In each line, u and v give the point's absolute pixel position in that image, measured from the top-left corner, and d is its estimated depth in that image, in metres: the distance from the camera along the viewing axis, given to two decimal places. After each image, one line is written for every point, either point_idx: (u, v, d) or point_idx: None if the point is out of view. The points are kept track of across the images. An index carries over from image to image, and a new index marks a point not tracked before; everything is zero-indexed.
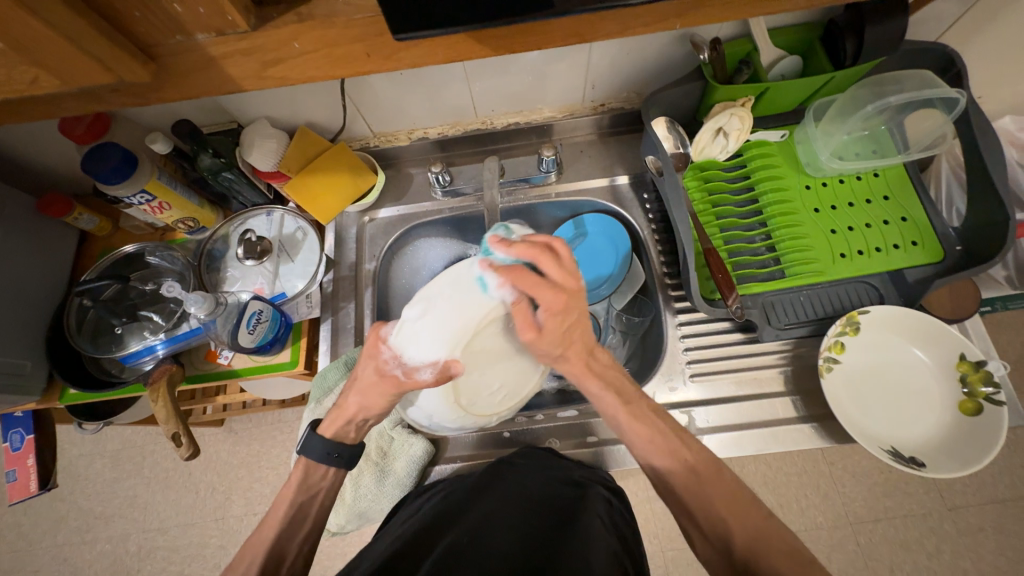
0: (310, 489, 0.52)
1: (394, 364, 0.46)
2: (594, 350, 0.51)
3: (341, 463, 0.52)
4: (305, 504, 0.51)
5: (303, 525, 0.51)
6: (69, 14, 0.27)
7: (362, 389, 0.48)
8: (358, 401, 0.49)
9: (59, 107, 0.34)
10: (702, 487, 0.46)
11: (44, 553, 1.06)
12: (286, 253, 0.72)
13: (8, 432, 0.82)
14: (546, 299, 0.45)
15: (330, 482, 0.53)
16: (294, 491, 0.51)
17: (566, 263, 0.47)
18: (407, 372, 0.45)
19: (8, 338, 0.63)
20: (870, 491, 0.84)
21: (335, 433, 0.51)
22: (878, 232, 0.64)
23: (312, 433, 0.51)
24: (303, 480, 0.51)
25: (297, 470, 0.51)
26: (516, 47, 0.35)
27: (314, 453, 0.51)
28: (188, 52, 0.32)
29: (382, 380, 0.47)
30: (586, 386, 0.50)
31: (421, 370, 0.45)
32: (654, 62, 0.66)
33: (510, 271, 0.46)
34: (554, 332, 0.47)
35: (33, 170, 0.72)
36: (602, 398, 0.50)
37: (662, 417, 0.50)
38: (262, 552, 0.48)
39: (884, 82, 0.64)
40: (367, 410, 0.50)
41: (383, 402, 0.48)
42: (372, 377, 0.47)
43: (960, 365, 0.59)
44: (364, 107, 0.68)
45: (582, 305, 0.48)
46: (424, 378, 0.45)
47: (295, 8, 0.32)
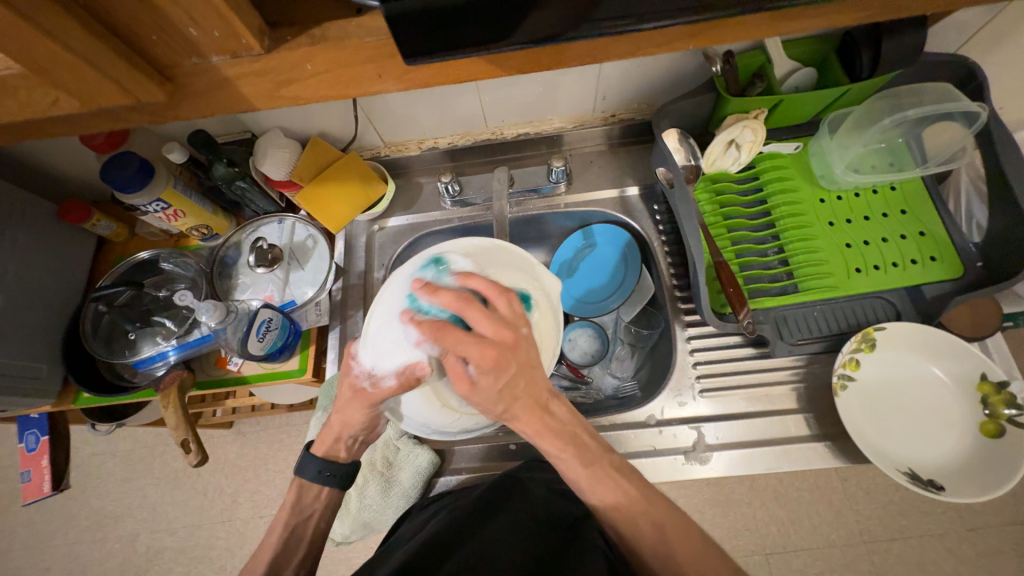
0: (303, 511, 0.53)
1: (364, 377, 0.49)
2: (549, 404, 0.46)
3: (335, 482, 0.53)
4: (299, 526, 0.52)
5: (298, 548, 0.52)
6: (90, 39, 0.27)
7: (340, 407, 0.51)
8: (340, 419, 0.51)
9: (78, 125, 0.34)
10: (668, 545, 0.43)
11: (56, 549, 1.08)
12: (296, 261, 0.73)
13: (24, 433, 0.83)
14: (474, 354, 0.41)
15: (325, 503, 0.54)
16: (288, 513, 0.52)
17: (496, 314, 0.43)
18: (375, 382, 0.48)
19: (26, 342, 0.64)
20: (885, 509, 0.81)
21: (325, 453, 0.53)
22: (895, 247, 0.63)
23: (306, 452, 0.53)
24: (295, 503, 0.52)
25: (291, 493, 0.53)
26: (527, 67, 0.35)
27: (306, 474, 0.52)
28: (204, 73, 0.32)
29: (355, 395, 0.50)
30: (544, 445, 0.45)
31: (386, 377, 0.48)
32: (665, 74, 0.66)
33: (432, 325, 0.43)
34: (488, 393, 0.42)
35: (54, 177, 0.74)
36: (561, 457, 0.46)
37: (629, 475, 0.47)
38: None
39: (902, 95, 0.63)
40: (349, 427, 0.51)
41: (361, 417, 0.50)
42: (347, 395, 0.50)
43: (982, 386, 0.57)
44: (375, 117, 0.69)
45: (523, 358, 0.43)
46: (389, 385, 0.47)
47: (308, 31, 0.32)
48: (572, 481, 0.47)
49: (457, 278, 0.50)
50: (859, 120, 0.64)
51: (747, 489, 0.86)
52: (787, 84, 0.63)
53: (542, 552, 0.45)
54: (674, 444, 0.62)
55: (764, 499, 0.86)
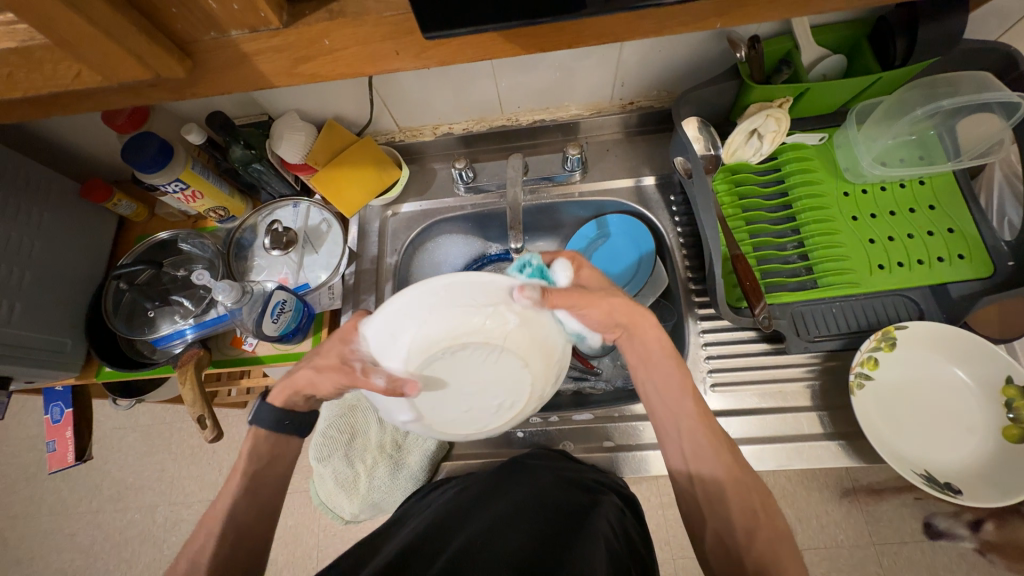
0: (261, 460, 0.51)
1: (354, 355, 0.43)
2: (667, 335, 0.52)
3: (294, 430, 0.54)
4: (260, 477, 0.50)
5: (259, 499, 0.50)
6: (109, 10, 0.27)
7: (320, 364, 0.47)
8: (309, 375, 0.49)
9: (98, 99, 0.35)
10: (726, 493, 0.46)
11: (80, 517, 1.12)
12: (310, 245, 0.74)
13: (49, 405, 0.86)
14: (591, 275, 0.50)
15: (282, 453, 0.53)
16: (245, 462, 0.50)
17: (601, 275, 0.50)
18: (365, 371, 0.41)
19: (50, 317, 0.66)
20: (896, 510, 0.80)
21: (284, 403, 0.52)
22: (922, 243, 0.60)
23: (263, 402, 0.53)
24: (252, 451, 0.51)
25: (246, 442, 0.52)
26: (548, 46, 0.34)
27: (264, 422, 0.52)
28: (223, 48, 0.32)
29: (339, 367, 0.44)
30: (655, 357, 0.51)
31: (376, 373, 0.40)
32: (686, 60, 0.64)
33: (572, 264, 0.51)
34: (601, 303, 0.46)
35: (78, 156, 0.75)
36: (676, 380, 0.50)
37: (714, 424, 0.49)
38: (218, 528, 0.47)
39: (937, 84, 0.60)
40: (314, 388, 0.50)
41: (333, 387, 0.47)
42: (334, 362, 0.45)
43: (1006, 389, 0.55)
44: (391, 101, 0.69)
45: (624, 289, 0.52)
46: (379, 383, 0.40)
47: (326, 6, 0.32)
48: (679, 409, 0.49)
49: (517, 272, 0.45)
50: (889, 111, 0.62)
51: None
52: (814, 72, 0.60)
53: (544, 536, 0.45)
54: None
55: (773, 496, 0.85)
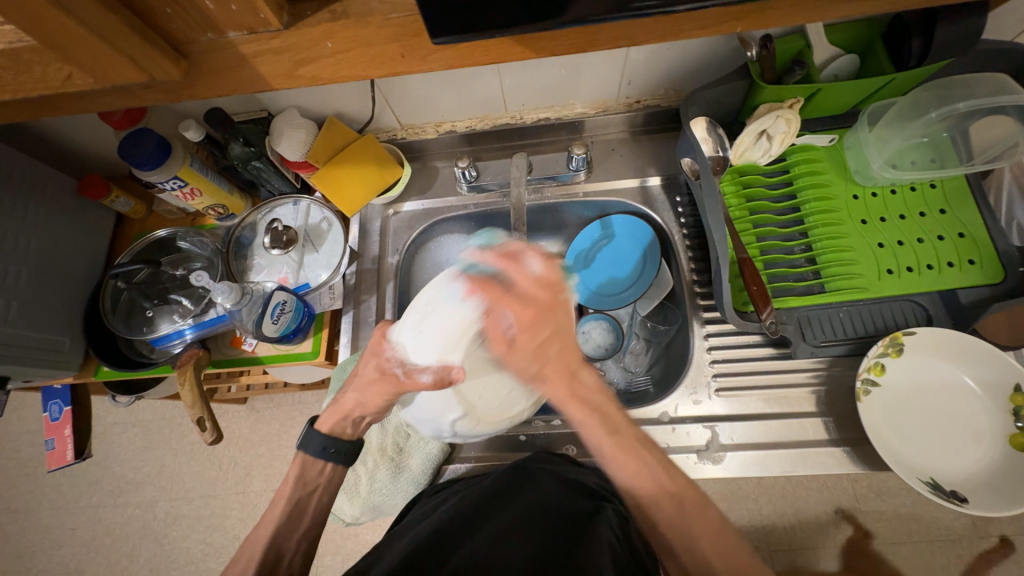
0: (307, 486, 0.53)
1: (395, 362, 0.48)
2: (580, 370, 0.46)
3: (339, 459, 0.53)
4: (303, 501, 0.52)
5: (302, 521, 0.52)
6: (101, 11, 0.26)
7: (360, 386, 0.50)
8: (356, 398, 0.51)
9: (91, 101, 0.33)
10: (686, 525, 0.43)
11: (80, 512, 1.12)
12: (311, 243, 0.73)
13: (47, 402, 0.86)
14: (512, 313, 0.44)
15: (327, 480, 0.54)
16: (291, 488, 0.52)
17: (539, 275, 0.46)
18: (408, 372, 0.47)
19: (47, 316, 0.65)
20: (894, 512, 0.80)
21: (330, 429, 0.53)
22: (931, 248, 0.60)
23: (312, 428, 0.53)
24: (300, 477, 0.53)
25: (295, 468, 0.53)
26: (557, 49, 0.33)
27: (311, 449, 0.53)
28: (220, 49, 0.31)
29: (382, 377, 0.48)
30: (569, 412, 0.45)
31: (422, 372, 0.46)
32: (696, 59, 0.62)
33: (481, 284, 0.46)
34: (524, 354, 0.44)
35: (74, 152, 0.74)
36: (586, 425, 0.45)
37: (652, 451, 0.45)
38: (260, 549, 0.49)
39: (952, 85, 0.59)
40: (362, 407, 0.51)
41: (379, 401, 0.50)
42: (373, 375, 0.49)
43: (1014, 397, 0.55)
44: (393, 98, 0.67)
45: (558, 324, 0.44)
46: (424, 380, 0.46)
47: (328, 6, 0.31)
48: (594, 447, 0.46)
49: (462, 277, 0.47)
50: (901, 112, 0.60)
51: (755, 487, 0.86)
52: (826, 72, 0.59)
53: (545, 545, 0.45)
54: (687, 442, 0.61)
55: (772, 497, 0.85)
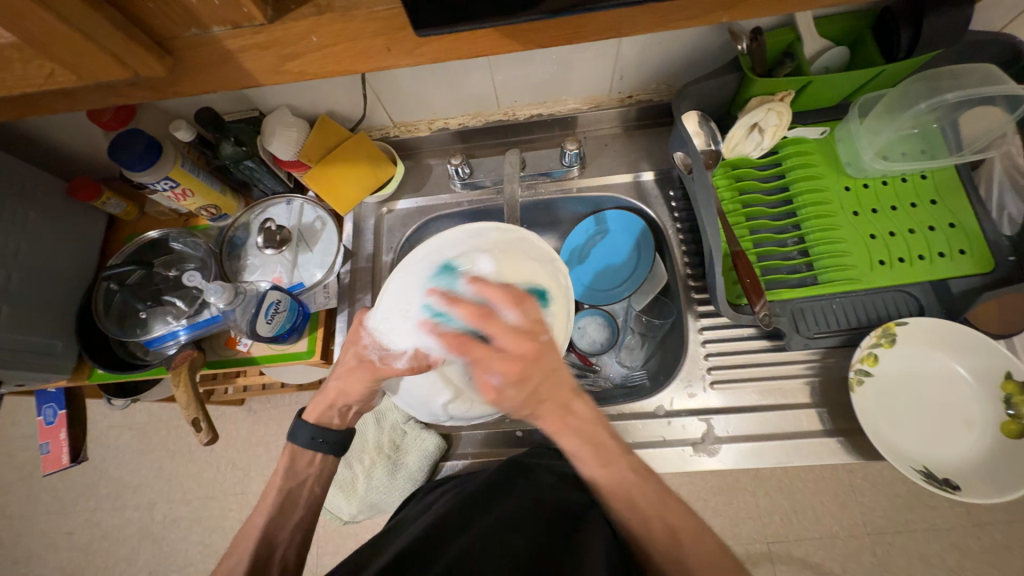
0: (297, 477, 0.53)
1: (372, 349, 0.49)
2: (573, 403, 0.44)
3: (327, 449, 0.53)
4: (294, 491, 0.52)
5: (294, 513, 0.52)
6: (83, 7, 0.26)
7: (341, 374, 0.51)
8: (338, 386, 0.51)
9: (76, 100, 0.33)
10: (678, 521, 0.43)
11: (77, 516, 1.12)
12: (305, 243, 0.73)
13: (42, 406, 0.85)
14: (498, 368, 0.41)
15: (318, 470, 0.54)
16: (281, 479, 0.52)
17: (519, 323, 0.42)
18: (384, 358, 0.48)
19: (39, 319, 0.65)
20: (891, 502, 0.80)
21: (317, 419, 0.53)
22: (923, 238, 0.60)
23: (298, 420, 0.53)
24: (290, 467, 0.53)
25: (284, 458, 0.53)
26: (544, 42, 0.33)
27: (299, 439, 0.52)
28: (205, 45, 0.31)
29: (360, 365, 0.50)
30: (563, 444, 0.45)
31: (398, 357, 0.48)
32: (687, 53, 0.63)
33: (455, 339, 0.44)
34: (513, 395, 0.42)
35: (64, 153, 0.74)
36: (581, 458, 0.45)
37: (643, 472, 0.45)
38: (253, 541, 0.49)
39: (942, 76, 0.59)
40: (346, 396, 0.51)
41: (362, 388, 0.50)
42: (351, 363, 0.50)
43: (1005, 385, 0.55)
44: (384, 95, 0.67)
45: (547, 369, 0.42)
46: (400, 365, 0.48)
47: (314, 0, 0.30)
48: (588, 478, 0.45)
49: (431, 326, 0.46)
50: (891, 104, 0.61)
51: (752, 479, 0.86)
52: (817, 65, 0.59)
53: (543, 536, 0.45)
54: (683, 436, 0.61)
55: (769, 489, 0.86)
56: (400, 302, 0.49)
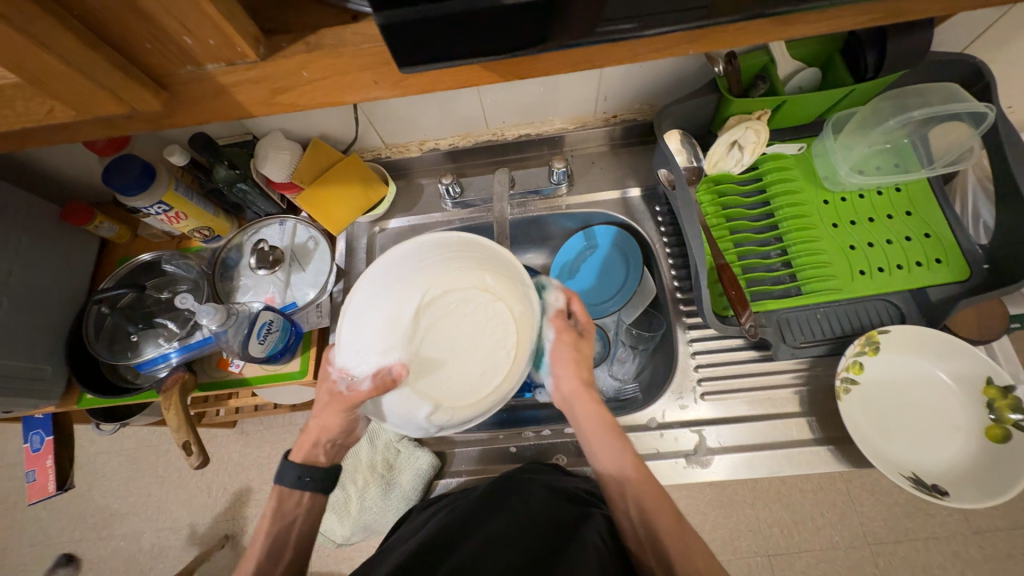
0: (285, 517, 0.52)
1: (341, 380, 0.50)
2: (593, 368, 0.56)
3: (315, 487, 0.53)
4: (283, 533, 0.51)
5: (283, 553, 0.51)
6: (82, 48, 0.27)
7: (318, 411, 0.52)
8: (318, 423, 0.52)
9: (72, 132, 0.34)
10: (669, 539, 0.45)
11: (63, 547, 1.09)
12: (297, 263, 0.73)
13: (28, 434, 0.84)
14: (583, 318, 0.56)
15: (306, 508, 0.53)
16: (268, 522, 0.51)
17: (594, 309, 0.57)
18: (352, 386, 0.49)
19: (30, 345, 0.65)
20: (889, 511, 0.80)
21: (305, 458, 0.53)
22: (900, 249, 0.62)
23: (284, 461, 0.53)
24: (277, 509, 0.52)
25: (272, 500, 0.52)
26: (525, 73, 0.35)
27: (285, 481, 0.52)
28: (200, 81, 0.32)
29: (332, 399, 0.51)
30: (584, 402, 0.54)
31: (362, 381, 0.48)
32: (667, 75, 0.65)
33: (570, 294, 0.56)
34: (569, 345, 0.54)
35: (57, 179, 0.74)
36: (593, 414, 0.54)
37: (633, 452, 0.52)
38: None
39: (907, 94, 0.62)
40: (327, 431, 0.52)
41: (338, 421, 0.51)
42: (325, 398, 0.51)
43: (987, 390, 0.56)
44: (376, 119, 0.69)
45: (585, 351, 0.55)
46: (364, 388, 0.48)
47: (304, 38, 0.32)
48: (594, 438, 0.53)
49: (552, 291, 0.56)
50: (863, 121, 0.63)
51: (750, 491, 0.86)
52: (791, 85, 0.62)
53: (535, 551, 0.45)
54: (676, 448, 0.62)
55: (768, 500, 0.85)
56: (365, 314, 0.52)
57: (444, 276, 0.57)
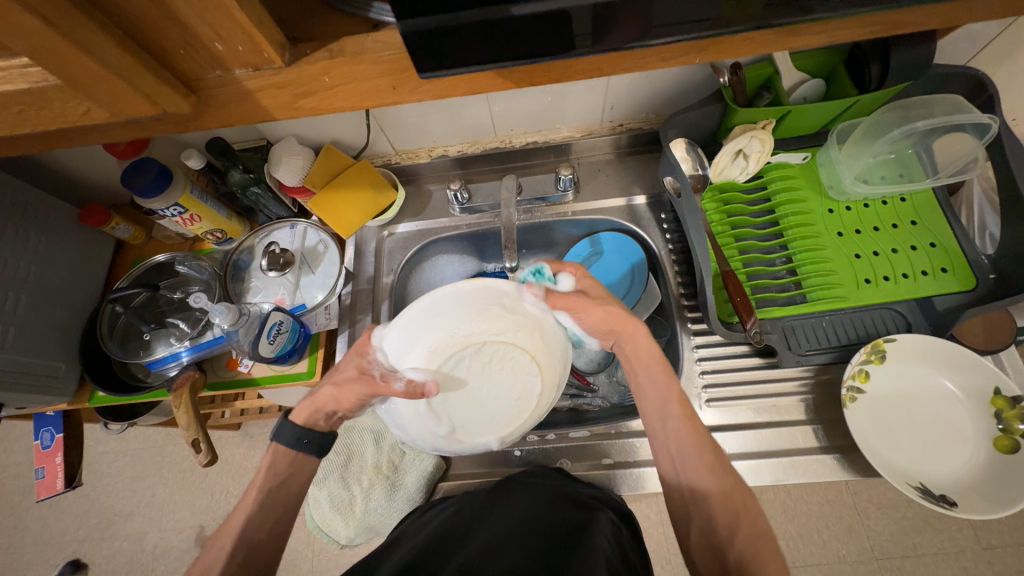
0: (278, 476, 0.52)
1: (378, 366, 0.49)
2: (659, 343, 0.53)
3: (312, 450, 0.53)
4: (276, 492, 0.51)
5: (272, 515, 0.50)
6: (120, 53, 0.29)
7: (337, 382, 0.52)
8: (331, 392, 0.52)
9: (102, 133, 0.36)
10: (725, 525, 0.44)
11: (66, 546, 1.09)
12: (307, 265, 0.75)
13: (39, 431, 0.85)
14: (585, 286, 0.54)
15: (298, 471, 0.53)
16: (262, 478, 0.51)
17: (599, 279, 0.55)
18: (385, 376, 0.47)
19: (46, 342, 0.66)
20: (897, 524, 0.79)
21: (305, 421, 0.53)
22: (906, 258, 0.62)
23: (284, 419, 0.53)
24: (271, 466, 0.52)
25: (267, 457, 0.52)
26: (536, 80, 0.36)
27: (282, 439, 0.52)
28: (227, 86, 0.34)
29: (360, 377, 0.49)
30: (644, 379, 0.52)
31: (397, 379, 0.46)
32: (673, 85, 0.66)
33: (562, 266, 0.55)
34: (596, 308, 0.51)
35: (77, 181, 0.76)
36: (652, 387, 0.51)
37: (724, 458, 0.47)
38: (229, 541, 0.47)
39: (911, 106, 0.63)
40: (336, 402, 0.52)
41: (354, 399, 0.50)
42: (353, 373, 0.51)
43: (995, 401, 0.56)
44: (387, 125, 0.70)
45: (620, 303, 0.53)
46: (397, 387, 0.45)
47: (327, 46, 0.33)
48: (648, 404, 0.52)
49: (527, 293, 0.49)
50: (867, 132, 0.64)
51: (755, 502, 0.85)
52: (795, 95, 0.63)
53: (540, 552, 0.45)
54: None
55: (773, 512, 0.84)
56: (409, 329, 0.47)
57: (480, 307, 0.47)
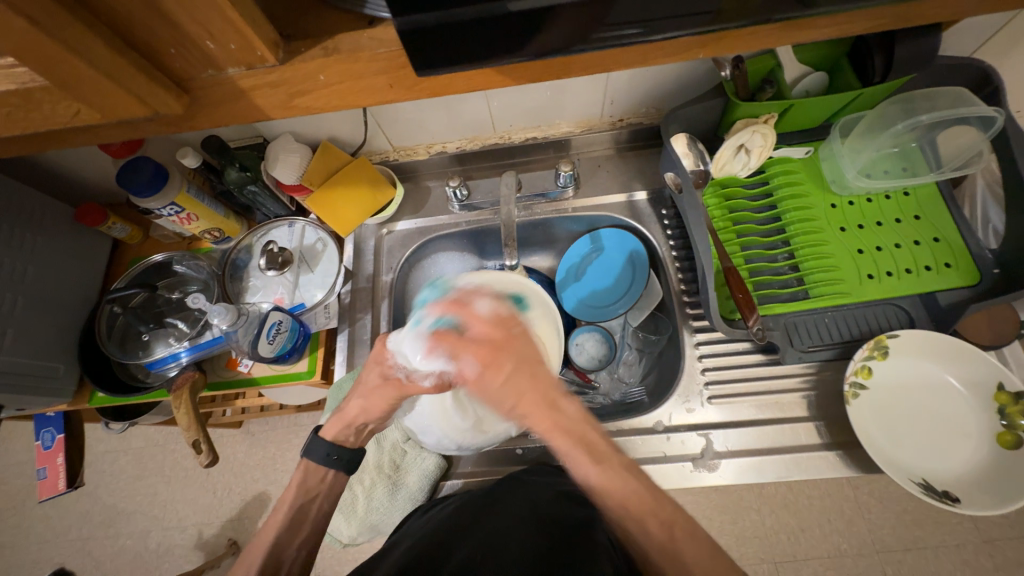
0: (309, 492, 0.53)
1: (400, 368, 0.52)
2: (558, 401, 0.45)
3: (341, 466, 0.54)
4: (305, 506, 0.53)
5: (301, 528, 0.52)
6: (110, 53, 0.28)
7: (364, 393, 0.53)
8: (360, 404, 0.53)
9: (94, 135, 0.35)
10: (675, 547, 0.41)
11: (70, 545, 1.10)
12: (306, 264, 0.74)
13: (40, 431, 0.85)
14: (470, 356, 0.47)
15: (329, 487, 0.55)
16: (294, 493, 0.53)
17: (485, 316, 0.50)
18: (410, 377, 0.51)
19: (44, 343, 0.66)
20: (898, 518, 0.79)
21: (335, 438, 0.54)
22: (909, 253, 0.62)
23: (315, 436, 0.55)
24: (302, 482, 0.54)
25: (298, 474, 0.54)
26: (536, 77, 0.35)
27: (315, 455, 0.54)
28: (220, 85, 0.33)
29: (385, 383, 0.52)
30: (555, 445, 0.44)
31: (423, 377, 0.51)
32: (674, 79, 0.66)
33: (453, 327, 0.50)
34: (493, 384, 0.45)
35: (72, 180, 0.75)
36: (571, 457, 0.44)
37: (638, 473, 0.44)
38: (261, 555, 0.49)
39: (915, 99, 0.62)
40: (367, 414, 0.53)
41: (384, 406, 0.52)
42: (378, 381, 0.53)
43: (998, 396, 0.56)
44: (385, 122, 0.70)
45: (516, 353, 0.46)
46: (425, 384, 0.50)
47: (321, 43, 0.32)
48: (582, 479, 0.44)
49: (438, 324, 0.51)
50: (871, 125, 0.63)
51: (756, 497, 0.86)
52: (797, 88, 0.63)
53: (544, 551, 0.44)
54: (683, 451, 0.62)
55: (774, 506, 0.85)
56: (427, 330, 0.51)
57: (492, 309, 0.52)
